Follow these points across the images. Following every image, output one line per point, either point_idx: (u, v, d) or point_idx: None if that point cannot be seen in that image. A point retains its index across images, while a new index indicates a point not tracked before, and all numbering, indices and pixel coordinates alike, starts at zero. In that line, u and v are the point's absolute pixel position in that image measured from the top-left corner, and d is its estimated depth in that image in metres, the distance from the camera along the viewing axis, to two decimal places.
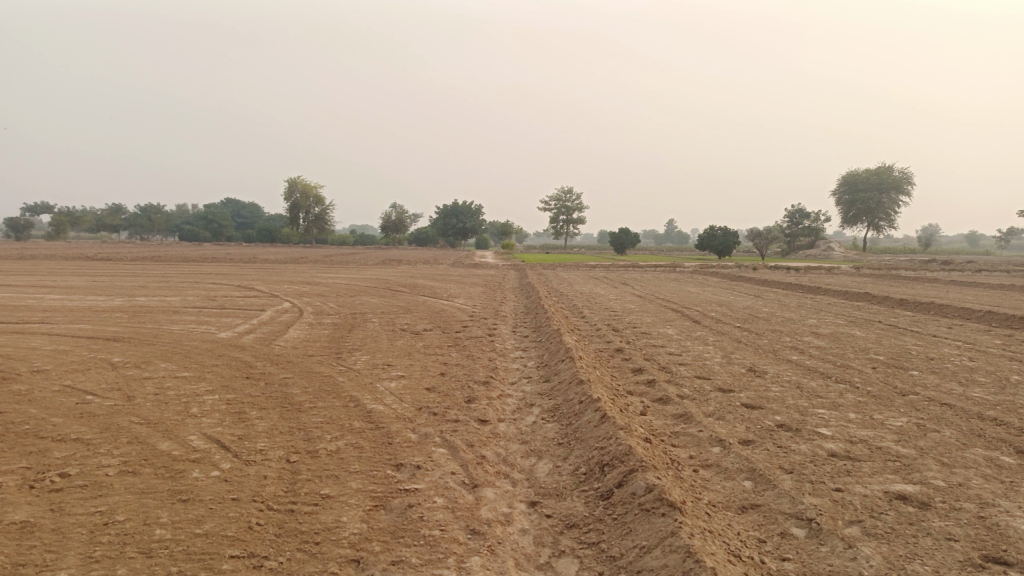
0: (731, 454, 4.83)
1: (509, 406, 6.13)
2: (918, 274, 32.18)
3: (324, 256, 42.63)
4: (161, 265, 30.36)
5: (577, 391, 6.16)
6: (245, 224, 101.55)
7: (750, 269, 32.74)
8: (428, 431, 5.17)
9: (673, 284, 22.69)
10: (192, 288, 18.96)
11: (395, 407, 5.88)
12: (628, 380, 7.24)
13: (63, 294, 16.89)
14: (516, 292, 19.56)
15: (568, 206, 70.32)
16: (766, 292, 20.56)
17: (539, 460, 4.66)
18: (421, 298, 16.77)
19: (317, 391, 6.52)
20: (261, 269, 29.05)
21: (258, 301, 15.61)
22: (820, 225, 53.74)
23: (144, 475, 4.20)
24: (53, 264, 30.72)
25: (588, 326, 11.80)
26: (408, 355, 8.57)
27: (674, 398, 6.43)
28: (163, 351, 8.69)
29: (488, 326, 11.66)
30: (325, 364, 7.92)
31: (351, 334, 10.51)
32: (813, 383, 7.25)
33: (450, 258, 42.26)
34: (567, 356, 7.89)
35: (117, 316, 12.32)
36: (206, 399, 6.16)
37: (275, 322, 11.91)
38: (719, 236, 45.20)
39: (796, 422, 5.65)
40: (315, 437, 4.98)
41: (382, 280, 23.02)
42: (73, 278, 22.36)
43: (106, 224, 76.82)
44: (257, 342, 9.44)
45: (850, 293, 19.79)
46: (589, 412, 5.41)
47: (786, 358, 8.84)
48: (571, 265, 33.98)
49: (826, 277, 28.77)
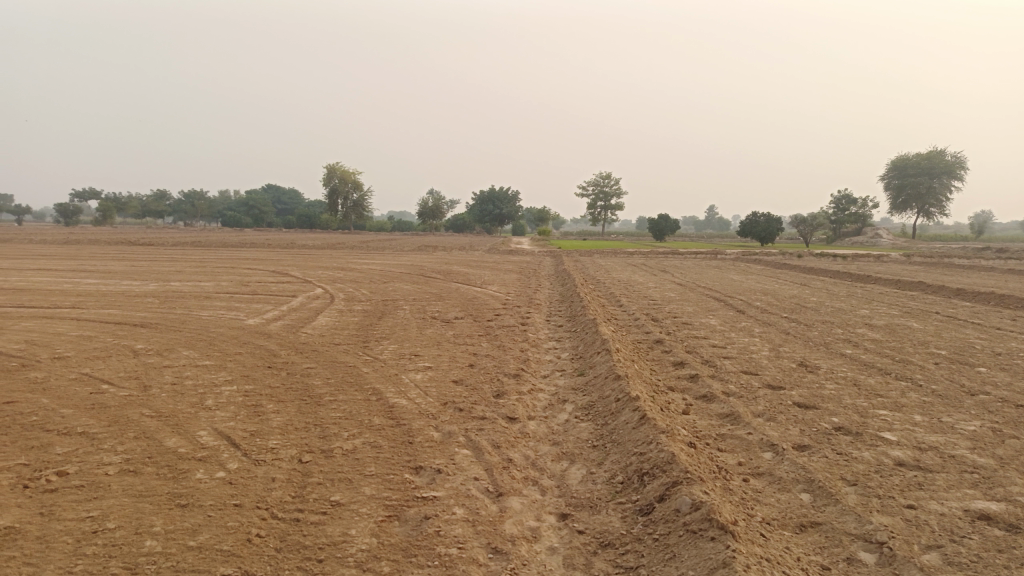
0: (784, 462, 4.35)
1: (540, 403, 5.72)
2: (972, 262, 30.83)
3: (361, 242, 42.67)
4: (200, 251, 30.68)
5: (614, 387, 5.72)
6: (284, 210, 102.63)
7: (795, 257, 31.76)
8: (452, 429, 4.80)
9: (714, 272, 22.01)
10: (226, 273, 18.92)
11: (419, 401, 5.52)
12: (668, 375, 6.78)
13: (101, 279, 16.96)
14: (552, 279, 19.14)
15: (607, 192, 69.48)
16: (812, 280, 19.75)
17: (571, 465, 4.26)
18: (454, 285, 16.41)
19: (339, 383, 6.21)
20: (297, 254, 29.09)
21: (290, 287, 15.44)
22: (866, 212, 52.04)
23: (144, 476, 3.91)
24: (98, 248, 31.26)
25: (626, 315, 11.33)
26: (437, 345, 8.22)
27: (719, 396, 5.96)
28: (187, 338, 8.48)
29: (522, 314, 11.27)
30: (351, 353, 7.62)
31: (380, 321, 10.21)
32: (871, 381, 6.69)
33: (486, 244, 41.90)
34: (604, 348, 7.46)
35: (148, 301, 12.22)
36: (223, 390, 5.88)
37: (305, 308, 11.68)
38: (762, 222, 44.02)
39: (856, 426, 5.13)
40: (331, 435, 4.65)
41: (417, 265, 22.78)
42: (113, 263, 22.57)
43: (152, 211, 78.31)
44: (284, 329, 9.19)
45: (902, 283, 18.85)
46: (627, 411, 4.98)
47: (839, 352, 8.27)
48: (609, 251, 33.45)
49: (874, 266, 27.72)
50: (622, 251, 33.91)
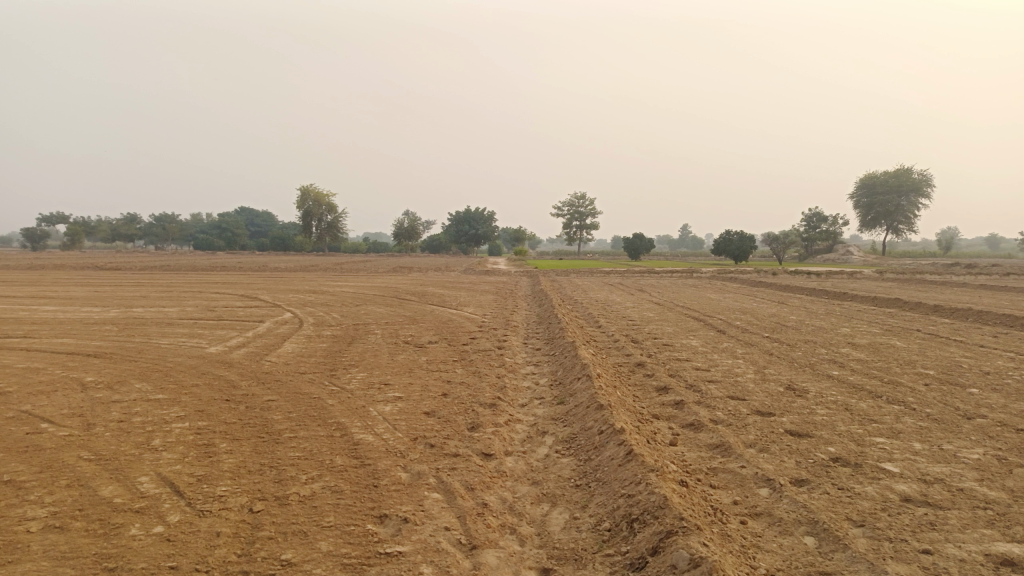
0: (783, 500, 4.01)
1: (518, 435, 5.34)
2: (945, 277, 31.08)
3: (333, 264, 42.03)
4: (167, 274, 29.94)
5: (596, 418, 5.36)
6: (258, 232, 101.42)
7: (770, 275, 31.84)
8: (422, 470, 4.39)
9: (691, 290, 21.83)
10: (193, 298, 18.30)
11: (386, 437, 5.11)
12: (652, 402, 6.43)
13: (60, 305, 16.30)
14: (528, 299, 18.85)
15: (582, 212, 69.57)
16: (789, 298, 19.64)
17: (552, 508, 3.88)
18: (428, 307, 15.97)
19: (301, 417, 5.77)
20: (268, 277, 28.49)
21: (258, 312, 14.92)
22: (838, 229, 52.56)
23: (69, 533, 3.45)
24: (60, 273, 30.37)
25: (605, 337, 11.01)
26: (409, 373, 7.80)
27: (707, 424, 5.62)
28: (141, 368, 7.98)
29: (498, 337, 10.89)
30: (316, 383, 7.18)
31: (350, 347, 9.76)
32: (863, 405, 6.41)
33: (462, 265, 41.51)
34: (584, 374, 7.10)
35: (105, 329, 11.64)
36: (172, 428, 5.41)
37: (271, 335, 11.17)
38: (736, 241, 44.21)
39: (854, 456, 4.81)
40: (287, 479, 4.22)
41: (390, 287, 22.32)
42: (76, 288, 21.81)
43: (121, 234, 76.86)
44: (248, 358, 8.71)
45: (879, 300, 18.80)
46: (612, 444, 4.61)
47: (826, 374, 7.99)
48: (586, 271, 33.25)
49: (849, 283, 27.78)
50: (600, 271, 33.74)
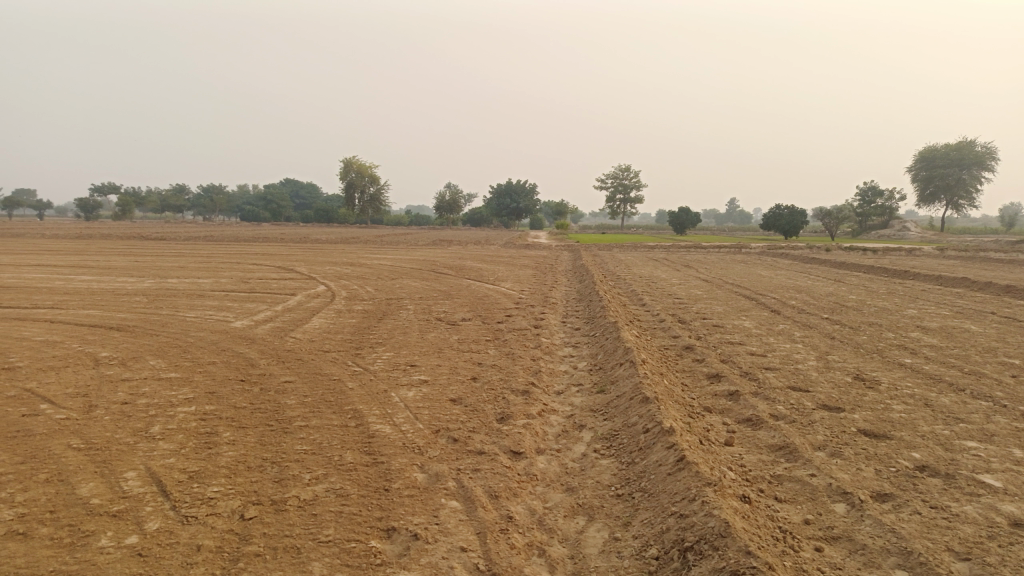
0: (865, 522, 3.36)
1: (552, 430, 4.77)
2: (1012, 255, 29.32)
3: (373, 236, 41.85)
4: (210, 245, 29.99)
5: (641, 412, 4.75)
6: (304, 204, 102.35)
7: (822, 251, 30.56)
8: (440, 470, 3.85)
9: (739, 267, 20.89)
10: (230, 269, 18.09)
11: (405, 429, 4.58)
12: (702, 393, 5.79)
13: (96, 275, 16.20)
14: (569, 275, 18.21)
15: (626, 185, 68.17)
16: (845, 276, 18.57)
17: (589, 524, 3.31)
18: (465, 282, 15.44)
19: (316, 402, 5.29)
20: (307, 249, 28.31)
21: (292, 284, 14.59)
22: (893, 204, 50.41)
23: (30, 542, 2.99)
24: (107, 243, 30.71)
25: (650, 316, 10.33)
26: (438, 353, 7.28)
27: (768, 421, 4.97)
28: (161, 344, 7.60)
29: (535, 316, 10.30)
30: (339, 363, 6.70)
31: (380, 324, 9.28)
32: (945, 400, 5.65)
33: (502, 239, 40.82)
34: (626, 359, 6.48)
35: (135, 301, 11.38)
36: (176, 413, 4.97)
37: (302, 309, 10.76)
38: (785, 216, 42.61)
39: (944, 465, 4.12)
40: (288, 478, 3.72)
41: (429, 261, 21.90)
42: (118, 258, 21.87)
43: (171, 205, 78.08)
44: (271, 334, 8.29)
45: (944, 279, 17.60)
46: (659, 446, 4.00)
47: (897, 362, 7.21)
48: (630, 246, 32.38)
49: (909, 261, 26.35)
50: (644, 245, 32.81)
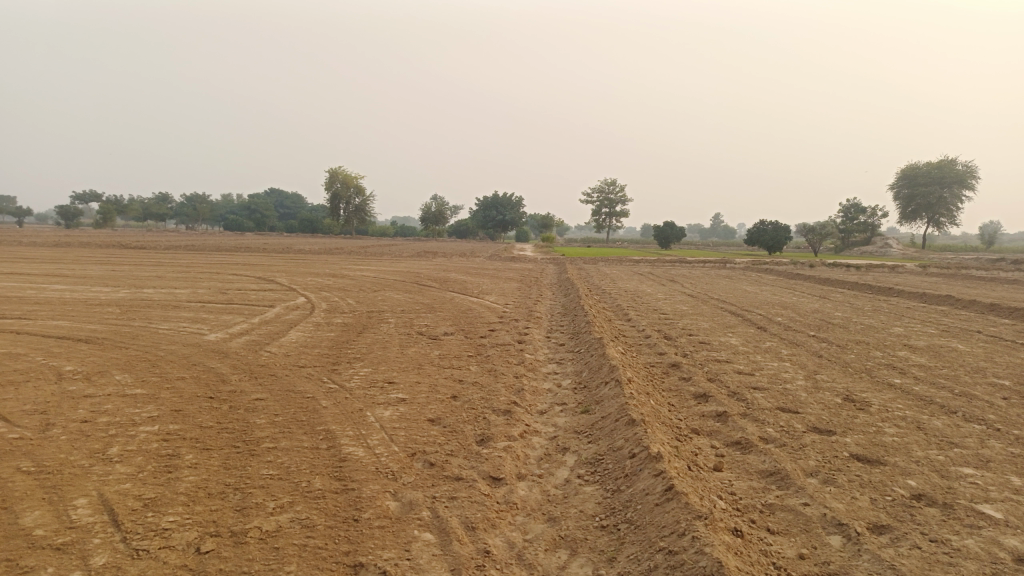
0: (862, 557, 3.17)
1: (534, 453, 4.55)
2: (993, 273, 29.53)
3: (357, 247, 41.54)
4: (190, 254, 29.55)
5: (627, 435, 4.56)
6: (288, 214, 101.82)
7: (806, 267, 30.63)
8: (414, 498, 3.63)
9: (724, 282, 20.81)
10: (209, 279, 17.75)
11: (380, 452, 4.35)
12: (690, 414, 5.61)
13: (71, 284, 15.80)
14: (554, 289, 18.05)
15: (612, 199, 68.29)
16: (830, 292, 18.53)
17: (572, 559, 3.10)
18: (449, 295, 15.21)
19: (287, 421, 5.05)
20: (290, 259, 27.96)
21: (271, 296, 14.29)
22: (876, 221, 50.78)
23: None
24: (84, 250, 30.24)
25: (635, 332, 10.16)
26: (417, 369, 7.05)
27: (758, 445, 4.79)
28: (129, 357, 7.31)
29: (519, 331, 10.10)
30: (314, 379, 6.46)
31: (359, 338, 9.03)
32: (938, 424, 5.49)
33: (486, 251, 40.68)
34: (611, 378, 6.29)
35: (108, 311, 11.05)
36: (137, 433, 4.71)
37: (280, 321, 10.49)
38: (770, 231, 42.79)
39: (942, 494, 3.95)
40: (251, 507, 3.48)
41: (413, 272, 21.65)
42: (95, 267, 21.44)
43: (153, 213, 77.25)
44: (246, 347, 8.03)
45: (929, 296, 17.59)
46: (646, 473, 3.80)
47: (887, 382, 7.06)
48: (615, 260, 32.29)
49: (893, 277, 26.41)
50: (629, 259, 32.74)
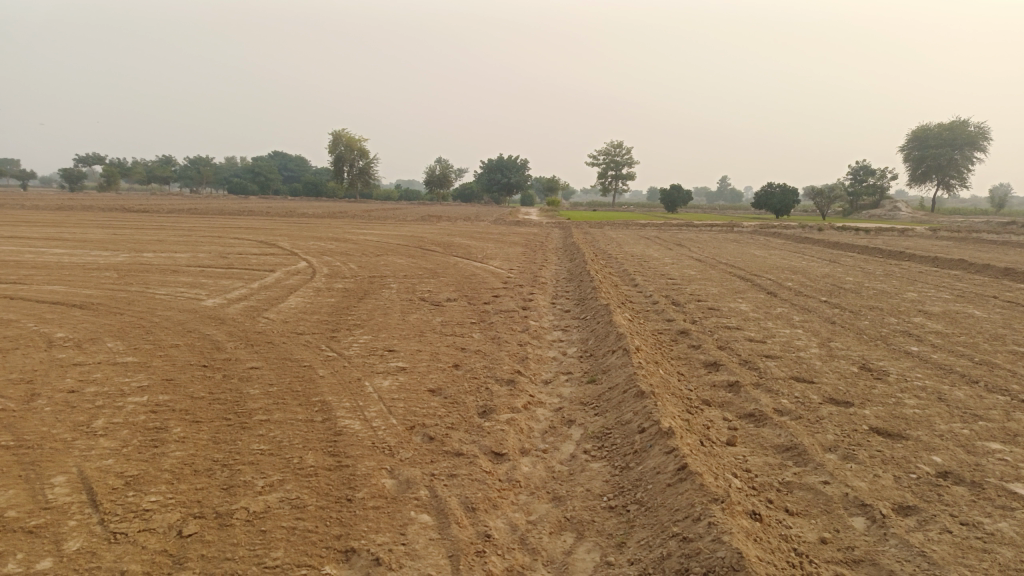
0: (889, 542, 2.96)
1: (539, 426, 4.36)
2: (1004, 236, 29.10)
3: (360, 210, 41.22)
4: (192, 218, 29.27)
5: (637, 408, 4.34)
6: (292, 177, 101.14)
7: (816, 230, 30.18)
8: (411, 476, 3.43)
9: (732, 246, 20.46)
10: (209, 244, 17.49)
11: (377, 426, 4.15)
12: (700, 384, 5.40)
13: (69, 248, 15.57)
14: (559, 253, 17.77)
15: (618, 162, 67.45)
16: (840, 256, 18.21)
17: (578, 543, 2.90)
18: (452, 259, 14.95)
19: (282, 392, 4.85)
20: (293, 223, 27.66)
21: (272, 260, 14.07)
22: (885, 184, 50.08)
23: None
24: (85, 214, 30.02)
25: (643, 298, 9.92)
26: (418, 337, 6.84)
27: (773, 417, 4.57)
28: (123, 324, 7.10)
29: (523, 296, 9.86)
30: (311, 347, 6.25)
31: (360, 304, 8.81)
32: (960, 394, 5.26)
33: (490, 215, 40.27)
34: (619, 346, 6.07)
35: (104, 276, 10.84)
36: (125, 404, 4.52)
37: (279, 287, 10.26)
38: (777, 194, 42.18)
39: (969, 472, 3.73)
40: (238, 485, 3.29)
41: (416, 237, 21.33)
42: (95, 231, 21.17)
43: (156, 177, 76.73)
44: (243, 313, 7.82)
45: (941, 260, 17.25)
46: (657, 450, 3.59)
47: (904, 350, 6.82)
48: (621, 224, 31.92)
49: (903, 241, 25.99)
50: (635, 223, 32.30)
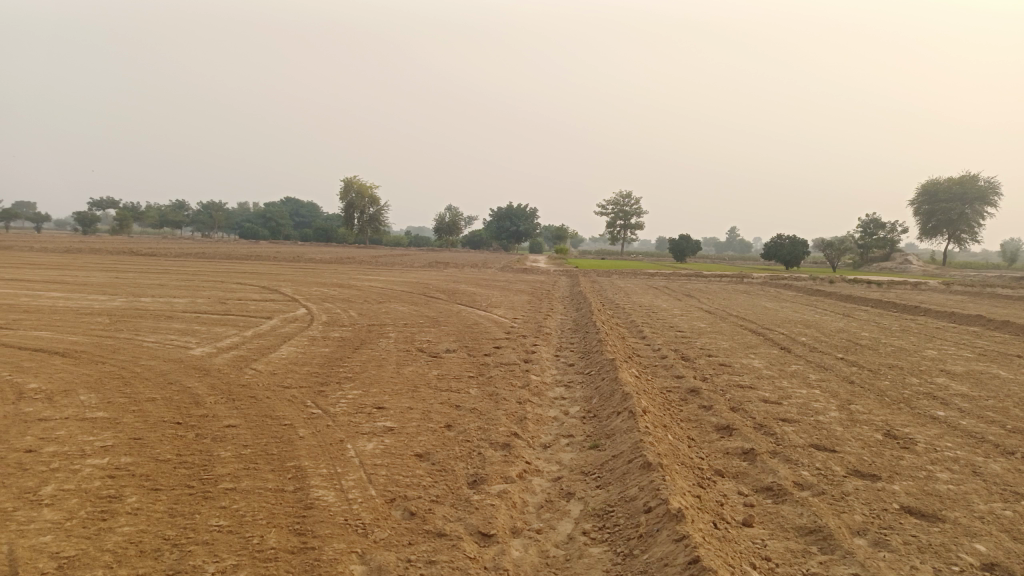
0: None
1: (534, 500, 3.94)
2: (1018, 291, 28.61)
3: (368, 257, 41.19)
4: (199, 262, 29.18)
5: (642, 481, 3.93)
6: (303, 223, 101.92)
7: (827, 283, 29.78)
8: (384, 562, 3.01)
9: (743, 298, 20.08)
10: (211, 289, 17.19)
11: (353, 498, 3.74)
12: (712, 451, 4.97)
13: (68, 292, 15.35)
14: (565, 302, 17.43)
15: (627, 211, 67.63)
16: (854, 310, 17.77)
17: None
18: (456, 308, 14.61)
19: (255, 455, 4.45)
20: (300, 269, 27.49)
21: (272, 307, 13.76)
22: (895, 237, 49.71)
23: None
24: (93, 257, 30.00)
25: (650, 351, 9.53)
26: (411, 392, 6.45)
27: (793, 492, 4.14)
28: (102, 374, 6.74)
29: (526, 348, 9.47)
30: (295, 403, 5.87)
31: (354, 355, 8.43)
32: (997, 467, 4.80)
33: (499, 262, 40.12)
34: (624, 408, 5.66)
35: (96, 322, 10.53)
36: (81, 468, 4.13)
37: (274, 335, 9.92)
38: (787, 246, 41.90)
39: (1019, 564, 3.28)
40: (186, 571, 2.88)
41: (422, 284, 21.06)
42: (99, 274, 21.00)
43: (169, 221, 77.37)
44: (230, 364, 7.45)
45: (958, 316, 16.78)
46: (665, 536, 3.17)
47: (930, 415, 6.35)
48: (629, 273, 31.64)
49: (916, 295, 25.55)
50: (643, 273, 32.04)
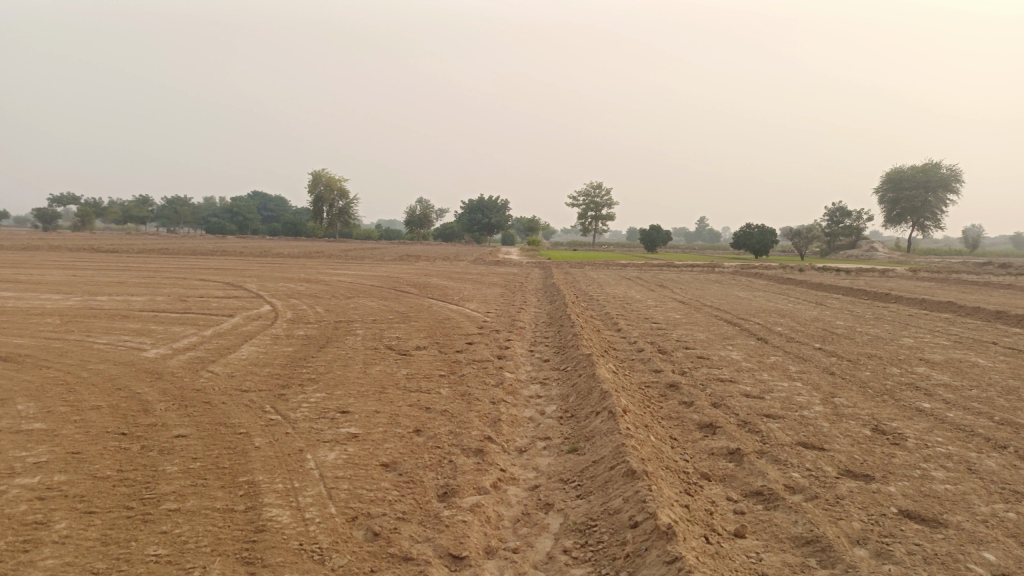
0: None
1: (509, 514, 3.62)
2: (983, 277, 29.01)
3: (337, 250, 40.42)
4: (161, 258, 28.30)
5: (626, 492, 3.64)
6: (271, 217, 100.19)
7: (798, 271, 29.87)
8: None
9: (716, 288, 19.96)
10: (171, 286, 16.52)
11: (310, 518, 3.39)
12: (697, 452, 4.71)
13: (19, 291, 14.64)
14: (538, 294, 17.14)
15: (598, 202, 67.54)
16: (826, 298, 17.75)
17: None
18: (427, 302, 14.22)
19: (205, 469, 4.07)
20: (267, 264, 26.77)
21: (234, 304, 13.23)
22: (862, 224, 50.28)
23: None
24: (51, 254, 28.92)
25: (627, 345, 9.26)
26: (378, 394, 6.10)
27: (786, 497, 3.88)
28: (44, 381, 6.27)
29: (499, 343, 9.15)
30: (253, 409, 5.47)
31: (319, 354, 8.03)
32: (992, 463, 4.60)
33: (471, 254, 39.57)
34: (603, 408, 5.36)
35: (45, 323, 9.96)
36: (8, 489, 3.72)
37: (235, 334, 9.47)
38: (756, 234, 42.10)
39: None
40: None
41: (392, 277, 20.61)
42: (54, 271, 20.17)
43: (132, 215, 75.47)
44: (186, 367, 7.01)
45: (929, 302, 16.82)
46: (655, 558, 2.88)
47: (916, 408, 6.15)
48: (602, 264, 31.48)
49: (886, 282, 25.70)
50: (616, 263, 31.87)
